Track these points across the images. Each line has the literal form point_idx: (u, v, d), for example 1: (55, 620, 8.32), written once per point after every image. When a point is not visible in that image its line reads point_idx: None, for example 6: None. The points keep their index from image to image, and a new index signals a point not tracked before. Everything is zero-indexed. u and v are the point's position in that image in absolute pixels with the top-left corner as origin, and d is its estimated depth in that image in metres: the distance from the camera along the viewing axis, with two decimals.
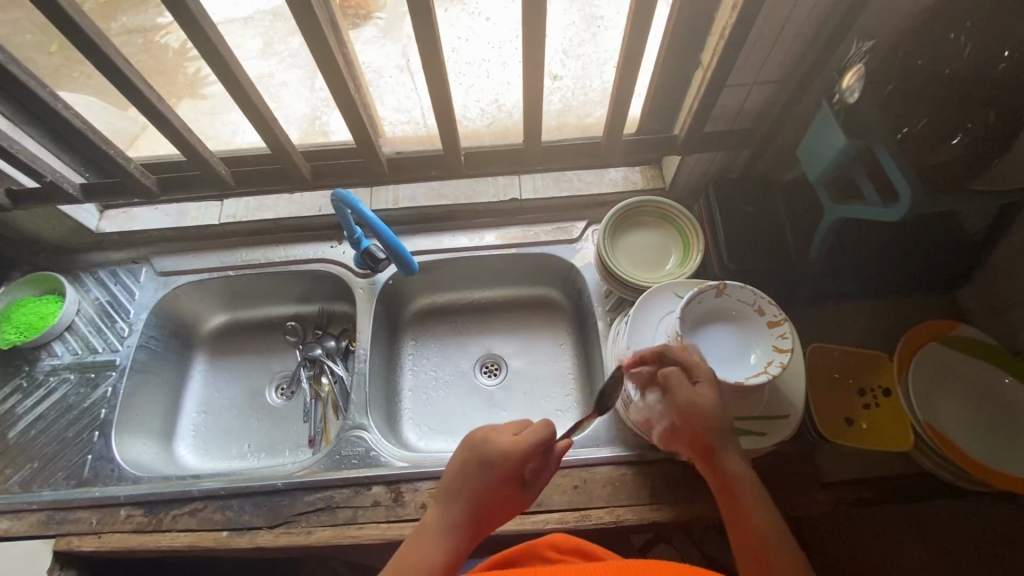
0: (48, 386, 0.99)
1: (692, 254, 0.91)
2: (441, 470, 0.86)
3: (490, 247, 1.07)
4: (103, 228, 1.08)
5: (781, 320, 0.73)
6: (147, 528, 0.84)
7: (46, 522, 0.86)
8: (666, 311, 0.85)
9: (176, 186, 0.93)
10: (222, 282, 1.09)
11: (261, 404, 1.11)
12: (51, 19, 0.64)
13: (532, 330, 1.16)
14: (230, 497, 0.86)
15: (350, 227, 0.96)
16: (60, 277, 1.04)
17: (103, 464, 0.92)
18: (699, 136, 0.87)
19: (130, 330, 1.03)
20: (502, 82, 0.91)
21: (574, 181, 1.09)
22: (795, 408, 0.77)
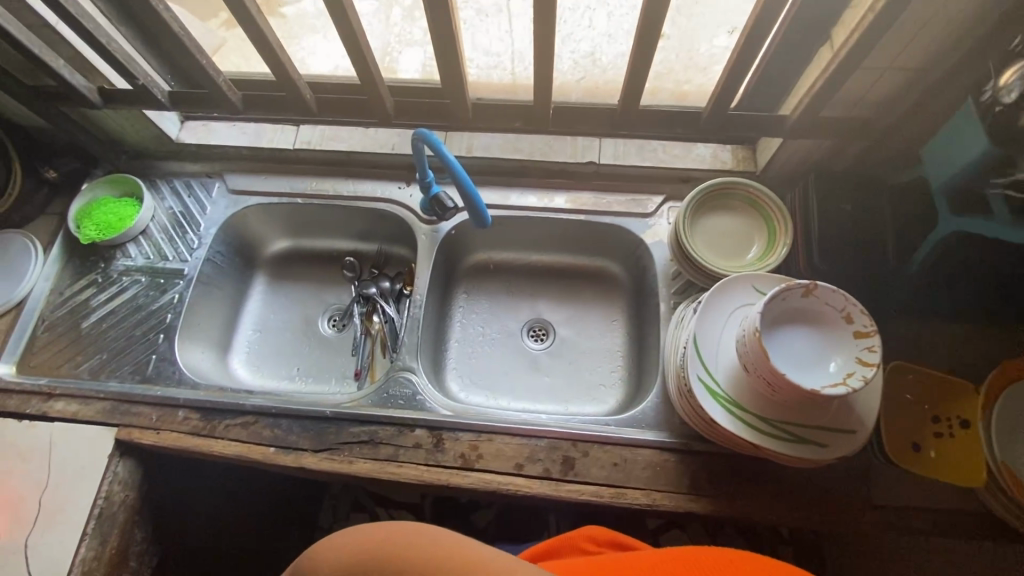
0: (120, 285, 1.03)
1: (776, 248, 0.86)
2: (484, 424, 0.86)
3: (559, 210, 1.03)
4: (183, 139, 1.10)
5: (870, 331, 0.67)
6: (201, 432, 0.89)
7: (110, 410, 0.91)
8: (740, 303, 0.81)
9: (260, 106, 0.92)
10: (289, 208, 1.10)
11: (313, 332, 1.14)
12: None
13: (585, 301, 1.14)
14: (280, 417, 0.89)
15: (423, 170, 0.94)
16: (139, 182, 1.06)
17: (165, 365, 0.96)
18: (811, 120, 0.79)
19: (199, 244, 1.06)
20: (603, 32, 0.85)
21: (658, 151, 1.03)
22: (864, 425, 0.73)
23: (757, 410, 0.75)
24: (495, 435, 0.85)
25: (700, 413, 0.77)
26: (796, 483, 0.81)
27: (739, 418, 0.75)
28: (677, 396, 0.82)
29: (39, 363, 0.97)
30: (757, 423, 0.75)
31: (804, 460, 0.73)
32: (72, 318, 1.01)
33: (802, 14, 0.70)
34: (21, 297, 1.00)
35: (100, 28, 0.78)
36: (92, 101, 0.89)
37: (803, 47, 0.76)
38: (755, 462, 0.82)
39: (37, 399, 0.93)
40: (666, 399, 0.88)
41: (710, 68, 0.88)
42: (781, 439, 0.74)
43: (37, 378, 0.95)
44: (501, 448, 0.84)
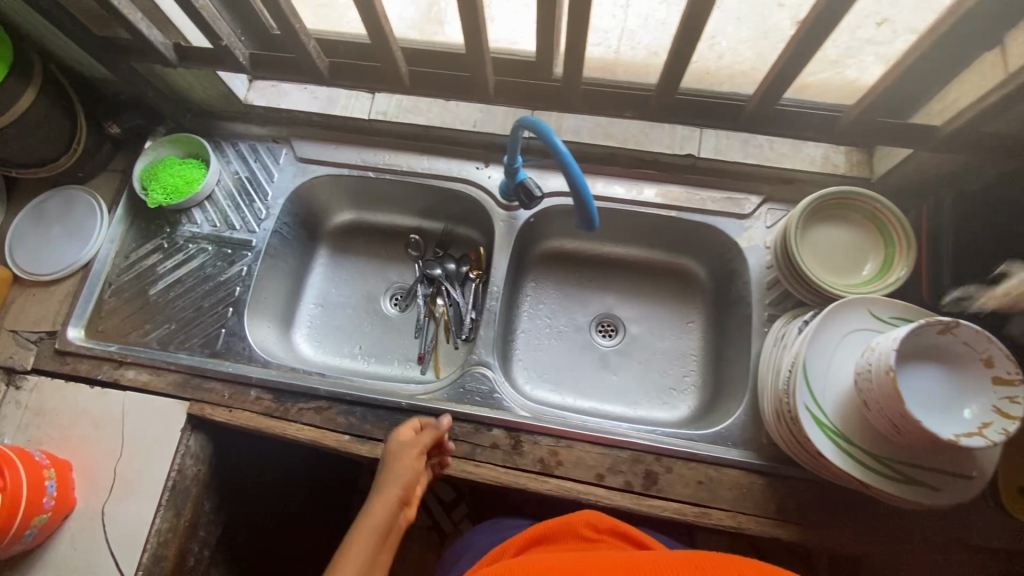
0: (187, 253, 1.00)
1: (894, 270, 0.80)
2: (565, 430, 0.83)
3: (649, 204, 0.97)
4: (251, 99, 1.03)
5: (1014, 379, 0.62)
6: (274, 414, 0.87)
7: (182, 384, 0.90)
8: (854, 329, 0.76)
9: (349, 75, 0.85)
10: (359, 181, 1.05)
11: (376, 311, 1.11)
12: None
13: (660, 299, 1.09)
14: (354, 405, 0.87)
15: (514, 155, 0.87)
16: (205, 143, 1.01)
17: (235, 340, 0.94)
18: (964, 133, 0.71)
19: (267, 214, 1.02)
20: (732, 15, 0.75)
21: (764, 147, 0.95)
22: (982, 471, 0.69)
23: (865, 444, 0.71)
24: (575, 442, 0.83)
25: (803, 443, 0.73)
26: (889, 518, 0.78)
27: (846, 452, 0.71)
28: (775, 419, 0.78)
29: (108, 329, 0.95)
30: (865, 459, 0.71)
31: (912, 503, 0.69)
32: (139, 283, 0.98)
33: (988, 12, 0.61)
34: (88, 258, 0.98)
35: None
36: (166, 57, 0.83)
37: (971, 51, 0.67)
38: (846, 492, 0.79)
39: (109, 365, 0.92)
40: (755, 416, 0.85)
41: (841, 61, 0.78)
42: (890, 479, 0.70)
43: (107, 343, 0.94)
44: (582, 456, 0.82)
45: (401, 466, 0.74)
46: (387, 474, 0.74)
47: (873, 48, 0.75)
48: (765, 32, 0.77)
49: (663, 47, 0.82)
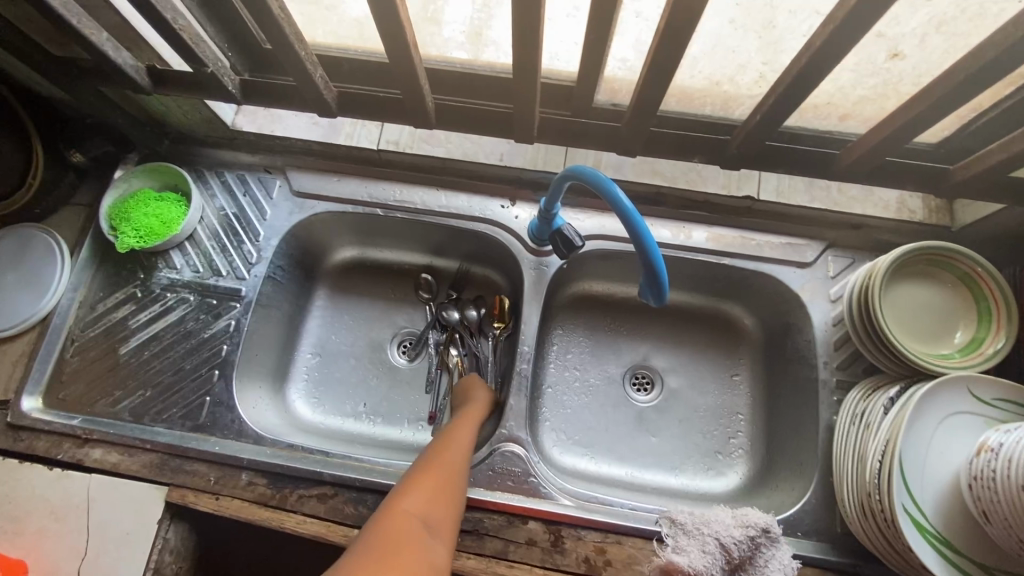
0: (164, 304, 0.86)
1: (990, 341, 0.69)
2: (613, 523, 0.71)
3: (698, 250, 0.85)
4: (240, 124, 0.90)
5: None
6: (269, 503, 0.74)
7: (159, 466, 0.76)
8: (951, 412, 0.65)
9: (363, 107, 0.75)
10: (364, 218, 0.91)
11: (382, 361, 0.98)
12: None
13: (701, 349, 0.97)
14: (365, 491, 0.74)
15: (551, 200, 0.76)
16: (185, 175, 0.87)
17: (222, 411, 0.80)
18: None
19: (258, 257, 0.88)
20: None
21: (831, 189, 0.85)
22: None
23: (971, 551, 0.61)
24: (624, 537, 0.71)
25: (897, 548, 0.63)
26: None
27: (951, 561, 0.61)
28: (859, 513, 0.67)
29: (70, 396, 0.81)
30: (972, 570, 0.61)
31: None
32: (108, 340, 0.84)
33: None
34: (46, 311, 0.83)
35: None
36: (139, 84, 0.69)
37: None
38: None
39: (71, 443, 0.78)
40: (828, 502, 0.74)
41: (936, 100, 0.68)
42: None
43: (69, 415, 0.80)
44: (633, 555, 0.70)
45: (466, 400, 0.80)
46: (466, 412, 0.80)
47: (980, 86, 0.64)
48: (854, 67, 0.66)
49: (729, 78, 0.70)
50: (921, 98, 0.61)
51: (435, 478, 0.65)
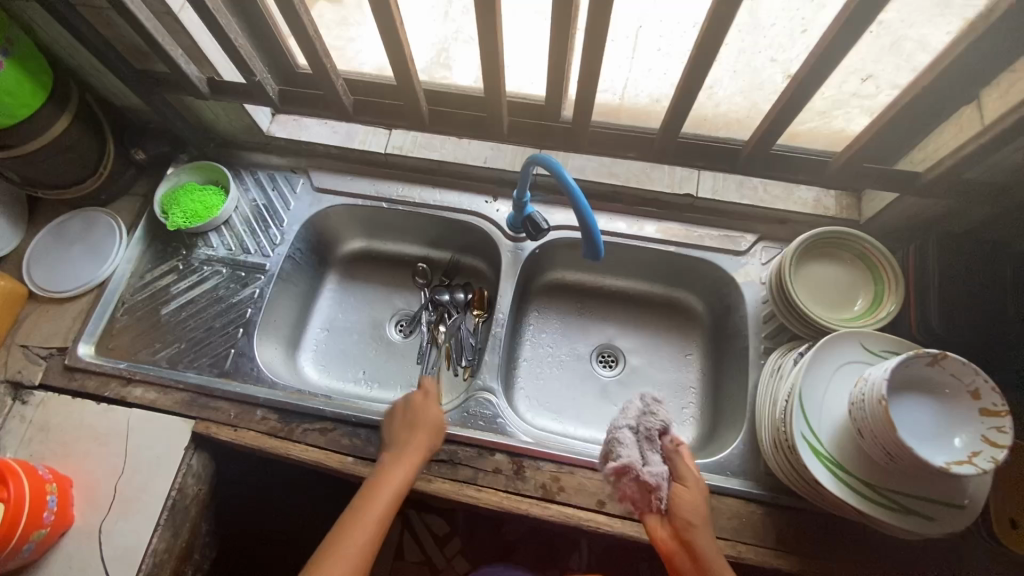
0: (201, 274, 1.03)
1: (884, 306, 0.84)
2: (567, 456, 0.84)
3: (649, 239, 1.01)
4: (273, 131, 1.08)
5: (1001, 411, 0.65)
6: (279, 434, 0.88)
7: (188, 402, 0.91)
8: (847, 361, 0.78)
9: (371, 111, 0.92)
10: (372, 211, 1.09)
11: (381, 336, 1.13)
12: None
13: (660, 332, 1.11)
14: (359, 426, 0.88)
15: (522, 190, 0.93)
16: (226, 172, 1.06)
17: (243, 361, 0.95)
18: (946, 179, 0.76)
19: (281, 239, 1.05)
20: (730, 68, 0.82)
21: (759, 189, 1.01)
22: (975, 502, 0.70)
23: (861, 473, 0.73)
24: (576, 469, 0.84)
25: (800, 471, 0.75)
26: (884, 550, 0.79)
27: (843, 481, 0.73)
28: (772, 448, 0.79)
29: (118, 346, 0.97)
30: (862, 489, 0.72)
31: (907, 531, 0.71)
32: (152, 302, 1.01)
33: (956, 75, 0.68)
34: (103, 277, 1.00)
35: (228, 22, 0.78)
36: (199, 90, 0.89)
37: (943, 107, 0.74)
38: (842, 524, 0.80)
39: (117, 383, 0.93)
40: (753, 447, 0.86)
41: (830, 112, 0.85)
42: (887, 509, 0.71)
43: (116, 361, 0.95)
44: (583, 482, 0.83)
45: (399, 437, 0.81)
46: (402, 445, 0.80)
47: (859, 101, 0.82)
48: (758, 85, 0.83)
49: (665, 95, 0.89)
50: (804, 107, 0.78)
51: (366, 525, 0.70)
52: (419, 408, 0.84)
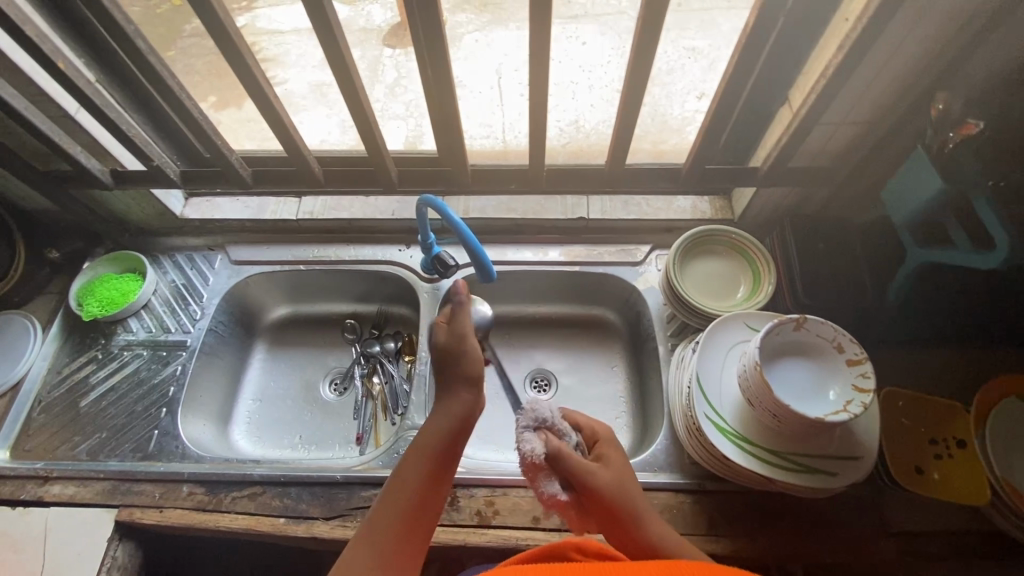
0: (121, 360, 1.03)
1: (762, 287, 0.92)
2: (499, 479, 0.86)
3: (554, 263, 1.09)
4: (187, 214, 1.12)
5: (862, 358, 0.72)
6: (207, 507, 0.86)
7: (111, 491, 0.89)
8: (736, 341, 0.84)
9: (269, 180, 0.99)
10: (291, 275, 1.13)
11: (315, 397, 1.12)
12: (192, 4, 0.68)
13: (587, 349, 1.14)
14: (289, 485, 0.87)
15: (425, 232, 0.98)
16: (142, 258, 1.09)
17: (168, 439, 0.95)
18: (784, 170, 0.87)
19: (202, 314, 1.07)
20: (585, 102, 0.95)
21: (643, 205, 1.11)
22: (868, 450, 0.75)
23: (765, 443, 0.77)
24: (510, 489, 0.85)
25: (711, 452, 0.79)
26: (808, 518, 0.82)
27: (750, 452, 0.77)
28: (686, 433, 0.84)
29: (35, 447, 0.94)
30: (768, 458, 0.76)
31: (816, 490, 0.74)
32: (70, 397, 0.99)
33: (761, 80, 0.80)
34: (18, 379, 0.99)
35: (121, 116, 0.84)
36: (103, 182, 0.93)
37: (764, 109, 0.85)
38: (767, 498, 0.84)
39: (32, 484, 0.90)
40: (675, 440, 0.90)
41: (682, 128, 0.97)
42: (792, 471, 0.75)
43: (32, 462, 0.93)
44: (517, 502, 0.84)
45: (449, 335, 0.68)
46: (446, 376, 0.67)
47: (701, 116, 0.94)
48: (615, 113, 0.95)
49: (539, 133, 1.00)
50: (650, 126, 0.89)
51: (391, 519, 0.58)
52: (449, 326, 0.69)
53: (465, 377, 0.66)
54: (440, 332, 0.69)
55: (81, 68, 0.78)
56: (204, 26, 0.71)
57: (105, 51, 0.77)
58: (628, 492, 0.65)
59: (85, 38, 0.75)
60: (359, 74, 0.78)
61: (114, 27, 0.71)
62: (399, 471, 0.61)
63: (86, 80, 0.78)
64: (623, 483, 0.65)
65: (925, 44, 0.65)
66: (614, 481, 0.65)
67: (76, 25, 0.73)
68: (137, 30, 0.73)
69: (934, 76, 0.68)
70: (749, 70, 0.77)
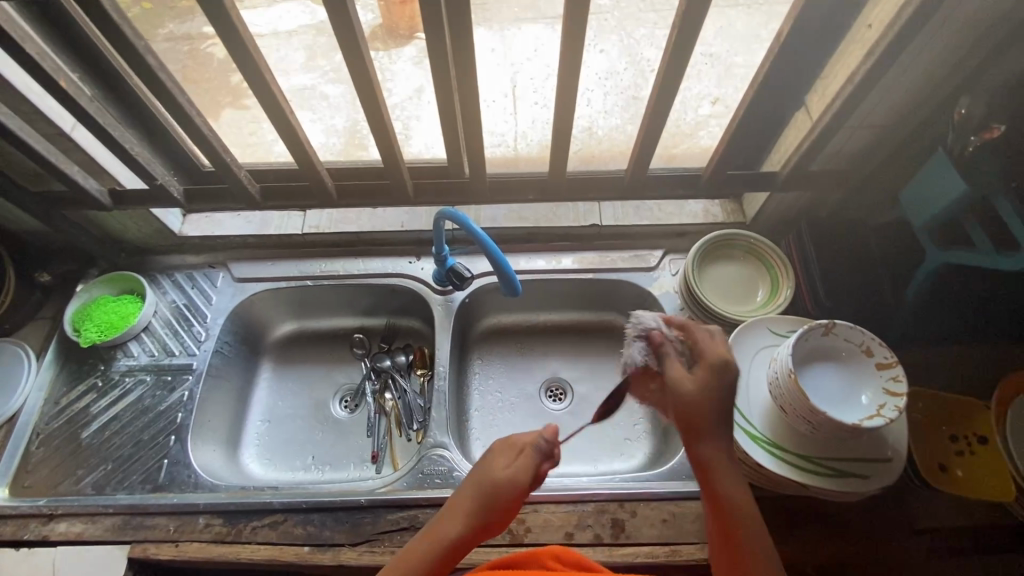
0: (123, 388, 0.98)
1: (781, 291, 0.92)
2: (527, 495, 0.84)
3: (569, 271, 1.08)
4: (186, 232, 1.09)
5: (892, 362, 0.72)
6: (226, 539, 0.83)
7: (122, 526, 0.85)
8: (762, 346, 0.84)
9: (276, 195, 0.97)
10: (298, 291, 1.09)
11: (326, 416, 1.09)
12: (207, 13, 0.65)
13: (601, 355, 1.13)
14: (312, 511, 0.84)
15: (440, 244, 0.97)
16: (141, 278, 1.04)
17: (179, 469, 0.91)
18: (801, 174, 0.88)
19: (206, 335, 1.04)
20: (599, 109, 0.94)
21: (654, 210, 1.10)
22: (898, 452, 0.76)
23: (797, 449, 0.77)
24: (539, 505, 0.84)
25: (743, 459, 0.78)
26: (838, 520, 0.83)
27: (782, 459, 0.77)
28: None
29: (35, 483, 0.90)
30: (800, 463, 0.76)
31: (849, 494, 0.74)
32: (70, 428, 0.95)
33: (781, 86, 0.80)
34: (13, 411, 0.94)
35: (122, 133, 0.80)
36: (102, 203, 0.89)
37: (782, 114, 0.85)
38: (796, 502, 0.84)
39: (36, 522, 0.86)
40: None
41: (697, 133, 0.97)
42: (825, 476, 0.75)
43: (34, 499, 0.88)
44: (548, 518, 0.83)
45: (505, 474, 0.62)
46: (474, 484, 0.62)
47: (716, 121, 0.94)
48: (629, 119, 0.95)
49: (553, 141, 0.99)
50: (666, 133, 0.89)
51: None
52: (507, 453, 0.64)
53: (493, 496, 0.61)
54: (508, 459, 0.63)
55: (78, 85, 0.74)
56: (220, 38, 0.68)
57: (107, 65, 0.73)
58: (709, 407, 0.62)
59: (86, 52, 0.71)
60: (378, 80, 0.76)
61: (121, 43, 0.67)
62: (408, 553, 0.59)
63: (86, 97, 0.74)
64: (706, 396, 0.63)
65: (950, 50, 0.65)
66: (696, 395, 0.63)
67: (77, 39, 0.69)
68: (146, 46, 0.70)
69: (957, 82, 0.69)
70: (771, 76, 0.77)
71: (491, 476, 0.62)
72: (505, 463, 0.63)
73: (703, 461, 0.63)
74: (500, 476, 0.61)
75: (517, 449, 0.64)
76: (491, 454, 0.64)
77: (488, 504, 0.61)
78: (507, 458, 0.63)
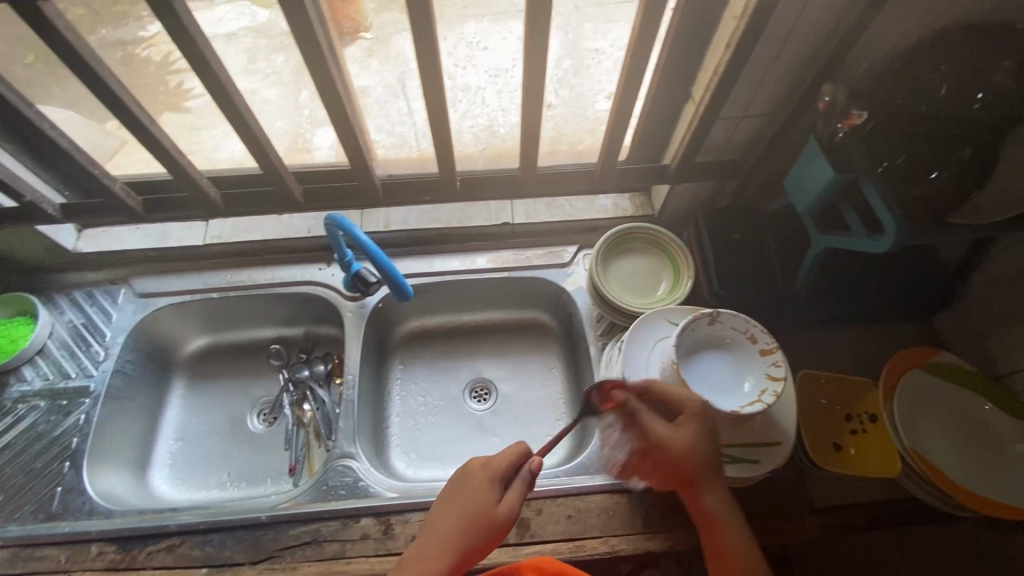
0: (15, 415, 0.94)
1: (682, 281, 0.93)
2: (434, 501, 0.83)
3: (483, 270, 1.07)
4: (82, 248, 1.05)
5: (772, 348, 0.74)
6: (120, 566, 0.80)
7: (10, 560, 0.82)
8: (659, 337, 0.85)
9: (162, 208, 0.92)
10: (205, 304, 1.06)
11: (242, 431, 1.05)
12: (26, 19, 0.62)
13: (523, 353, 1.13)
14: (211, 531, 0.82)
15: (341, 250, 0.95)
16: (33, 299, 1.00)
17: (73, 497, 0.88)
18: (692, 166, 0.89)
19: (105, 355, 0.99)
20: (496, 107, 0.93)
21: (566, 207, 1.11)
22: (788, 436, 0.77)
23: None
24: None
25: None
26: (742, 505, 0.84)
27: None
28: None
29: None
30: None
31: (740, 480, 0.76)
32: None
33: (661, 79, 0.80)
34: None
35: None
36: None
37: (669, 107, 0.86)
38: None
39: None
40: None
41: (596, 128, 0.97)
42: None
43: None
44: None
45: (497, 508, 0.66)
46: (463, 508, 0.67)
47: None
48: None
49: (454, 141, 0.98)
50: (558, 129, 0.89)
51: None
52: (491, 478, 0.68)
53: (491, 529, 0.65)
54: (494, 486, 0.68)
55: None
56: (61, 50, 0.65)
57: None
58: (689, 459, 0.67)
59: None
60: (231, 80, 0.73)
61: None
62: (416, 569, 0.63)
63: None
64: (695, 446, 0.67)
65: None
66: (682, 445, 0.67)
67: None
68: None
69: None
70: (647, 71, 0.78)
71: (484, 506, 0.66)
72: (492, 490, 0.67)
73: (681, 474, 0.67)
74: (496, 512, 0.66)
75: (502, 480, 0.69)
76: (476, 475, 0.69)
77: (481, 533, 0.65)
78: (496, 490, 0.68)
